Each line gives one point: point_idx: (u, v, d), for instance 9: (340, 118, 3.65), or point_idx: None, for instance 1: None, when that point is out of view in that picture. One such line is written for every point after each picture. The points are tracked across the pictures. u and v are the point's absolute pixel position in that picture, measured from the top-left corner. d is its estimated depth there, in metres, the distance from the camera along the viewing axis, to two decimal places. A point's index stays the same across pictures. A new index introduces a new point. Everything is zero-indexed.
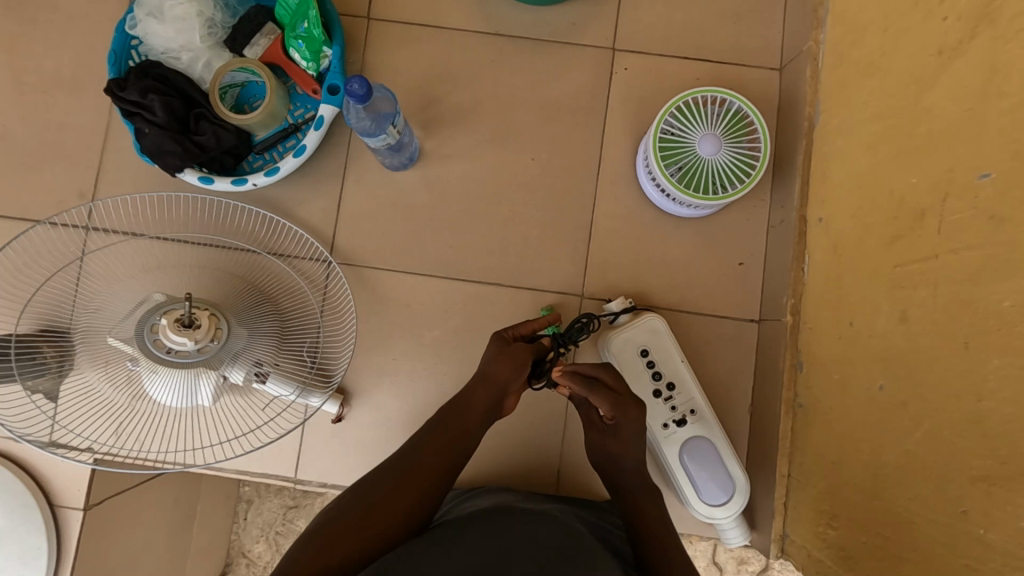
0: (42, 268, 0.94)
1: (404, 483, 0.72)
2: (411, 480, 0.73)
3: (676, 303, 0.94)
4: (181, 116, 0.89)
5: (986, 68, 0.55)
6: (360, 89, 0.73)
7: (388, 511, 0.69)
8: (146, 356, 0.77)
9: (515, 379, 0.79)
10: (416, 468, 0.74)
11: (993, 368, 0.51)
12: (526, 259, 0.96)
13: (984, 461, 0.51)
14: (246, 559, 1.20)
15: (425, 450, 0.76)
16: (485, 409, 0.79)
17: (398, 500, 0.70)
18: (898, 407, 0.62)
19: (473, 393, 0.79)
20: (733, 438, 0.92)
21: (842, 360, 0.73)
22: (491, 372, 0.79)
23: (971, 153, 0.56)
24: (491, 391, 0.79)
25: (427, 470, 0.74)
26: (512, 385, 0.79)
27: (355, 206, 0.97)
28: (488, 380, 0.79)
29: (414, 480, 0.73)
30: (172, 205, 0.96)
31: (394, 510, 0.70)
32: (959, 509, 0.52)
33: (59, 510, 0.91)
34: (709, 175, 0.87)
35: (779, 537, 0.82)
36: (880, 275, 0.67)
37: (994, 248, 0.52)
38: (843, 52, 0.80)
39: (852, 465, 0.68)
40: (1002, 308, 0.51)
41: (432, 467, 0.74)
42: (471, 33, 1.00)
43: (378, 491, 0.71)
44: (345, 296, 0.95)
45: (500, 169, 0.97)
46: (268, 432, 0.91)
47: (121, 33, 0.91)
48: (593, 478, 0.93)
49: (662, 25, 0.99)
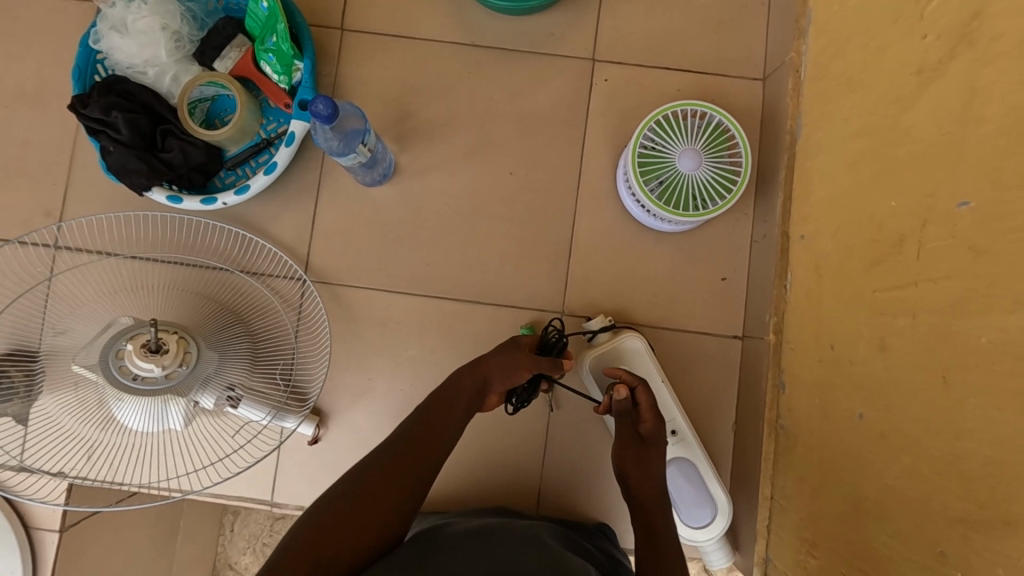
0: (10, 289, 0.92)
1: (381, 490, 0.68)
2: (384, 485, 0.69)
3: (658, 319, 0.93)
4: (147, 133, 0.87)
5: (964, 91, 0.54)
6: (326, 109, 0.71)
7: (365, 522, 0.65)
8: (112, 383, 0.75)
9: (498, 377, 0.79)
10: (389, 472, 0.70)
11: (971, 407, 0.49)
12: (505, 276, 0.94)
13: (963, 503, 0.49)
14: (233, 571, 1.15)
15: (401, 456, 0.71)
16: (469, 400, 0.79)
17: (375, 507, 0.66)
18: (878, 439, 0.60)
19: (460, 379, 0.79)
20: (715, 457, 0.91)
21: (822, 385, 0.72)
22: (484, 365, 0.80)
23: (949, 179, 0.54)
24: (475, 381, 0.79)
25: (399, 476, 0.70)
26: (494, 382, 0.80)
27: (330, 223, 0.95)
28: (476, 368, 0.80)
29: (385, 493, 0.68)
30: (142, 223, 0.94)
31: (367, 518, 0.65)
32: (937, 550, 0.51)
33: (34, 532, 0.90)
34: (690, 190, 0.85)
35: (761, 561, 0.81)
36: (860, 299, 0.65)
37: (973, 282, 0.51)
38: (824, 65, 0.78)
39: (832, 494, 0.67)
40: (980, 344, 0.49)
41: (407, 477, 0.70)
42: (447, 43, 0.97)
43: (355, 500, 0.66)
44: (320, 314, 0.93)
45: (477, 184, 0.95)
46: (242, 457, 0.90)
47: (85, 47, 0.89)
48: (574, 498, 0.92)
49: (642, 33, 0.97)
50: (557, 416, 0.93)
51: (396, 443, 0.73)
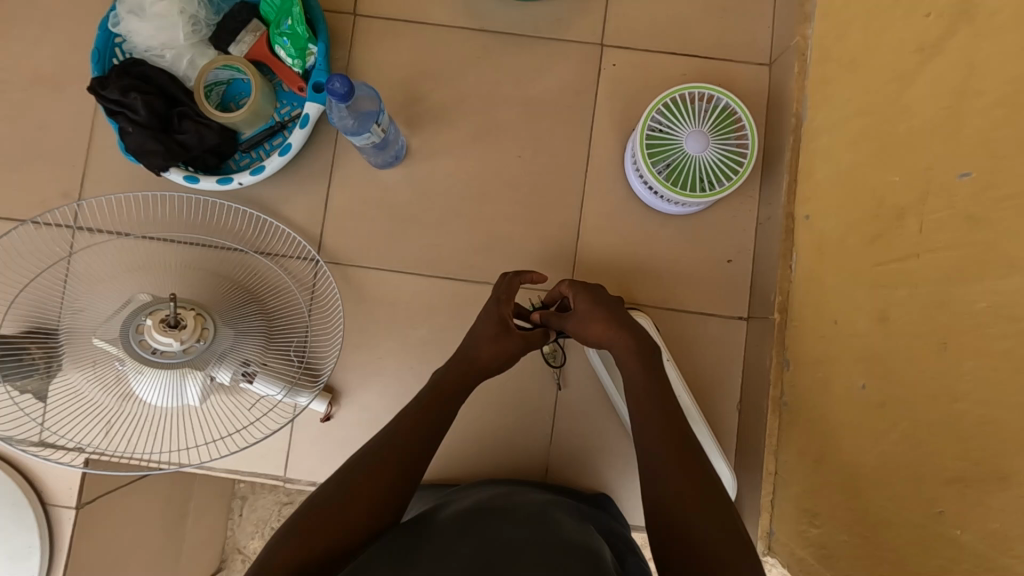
0: (29, 268, 0.94)
1: (387, 462, 0.68)
2: (387, 457, 0.68)
3: (662, 300, 0.94)
4: (162, 115, 0.89)
5: (965, 65, 0.55)
6: (343, 88, 0.73)
7: (365, 492, 0.65)
8: (131, 356, 0.77)
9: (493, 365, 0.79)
10: (393, 445, 0.69)
11: (969, 369, 0.51)
12: (512, 258, 0.96)
13: (959, 462, 0.51)
14: (241, 555, 1.19)
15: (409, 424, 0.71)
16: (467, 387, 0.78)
17: (379, 479, 0.66)
18: (878, 407, 0.62)
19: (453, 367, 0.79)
20: (718, 436, 0.93)
21: (825, 360, 0.73)
22: (473, 352, 0.79)
23: (950, 151, 0.56)
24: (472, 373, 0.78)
25: (399, 452, 0.69)
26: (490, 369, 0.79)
27: (342, 205, 0.97)
28: (468, 357, 0.79)
29: (390, 463, 0.68)
30: (158, 204, 0.96)
31: (374, 484, 0.66)
32: (935, 511, 0.53)
33: (51, 509, 0.92)
34: (697, 172, 0.86)
35: (765, 535, 0.82)
36: (862, 273, 0.67)
37: (971, 249, 0.52)
38: (829, 47, 0.80)
39: (834, 464, 0.69)
40: (977, 308, 0.51)
41: (407, 451, 0.69)
42: (456, 29, 0.99)
43: (361, 472, 0.67)
44: (333, 294, 0.95)
45: (485, 167, 0.97)
46: (257, 433, 0.92)
47: (104, 31, 0.91)
48: (579, 475, 0.94)
49: (648, 18, 0.99)
50: (566, 394, 0.95)
51: (400, 420, 0.73)
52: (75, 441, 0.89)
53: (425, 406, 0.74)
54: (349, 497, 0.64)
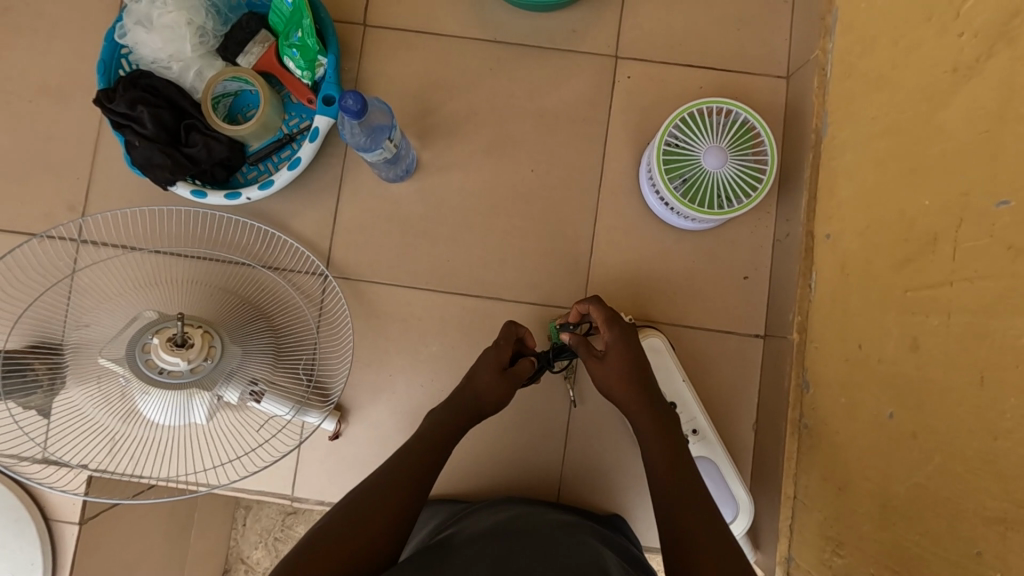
0: (32, 282, 0.93)
1: (395, 490, 0.67)
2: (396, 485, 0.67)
3: (677, 317, 0.93)
4: (170, 128, 0.87)
5: (1003, 89, 0.53)
6: (355, 104, 0.72)
7: (377, 521, 0.64)
8: (138, 376, 0.75)
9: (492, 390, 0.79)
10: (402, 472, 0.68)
11: (1009, 406, 0.49)
12: (525, 273, 0.94)
13: (998, 503, 0.49)
14: (244, 565, 1.18)
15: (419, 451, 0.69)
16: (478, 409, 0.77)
17: (383, 507, 0.65)
18: (909, 439, 0.60)
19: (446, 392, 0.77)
20: (734, 456, 0.91)
21: (849, 384, 0.71)
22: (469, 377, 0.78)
23: (987, 177, 0.54)
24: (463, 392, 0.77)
25: (404, 482, 0.68)
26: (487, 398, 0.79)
27: (351, 218, 0.95)
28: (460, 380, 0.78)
29: (393, 495, 0.67)
30: (164, 218, 0.94)
31: (384, 514, 0.65)
32: (973, 550, 0.51)
33: (53, 524, 0.90)
34: (714, 189, 0.85)
35: (783, 560, 0.80)
36: (891, 298, 0.65)
37: (1011, 281, 0.50)
38: (852, 63, 0.78)
39: (859, 493, 0.67)
40: (1019, 344, 0.49)
41: (419, 480, 0.69)
42: (469, 40, 0.97)
43: (373, 503, 0.65)
44: (342, 309, 0.93)
45: (498, 180, 0.95)
46: (264, 452, 0.90)
47: (110, 42, 0.89)
48: (593, 494, 0.92)
49: (664, 30, 0.97)
50: (578, 413, 0.93)
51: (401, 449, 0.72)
52: (79, 459, 0.87)
53: (435, 436, 0.74)
54: (360, 526, 0.63)
